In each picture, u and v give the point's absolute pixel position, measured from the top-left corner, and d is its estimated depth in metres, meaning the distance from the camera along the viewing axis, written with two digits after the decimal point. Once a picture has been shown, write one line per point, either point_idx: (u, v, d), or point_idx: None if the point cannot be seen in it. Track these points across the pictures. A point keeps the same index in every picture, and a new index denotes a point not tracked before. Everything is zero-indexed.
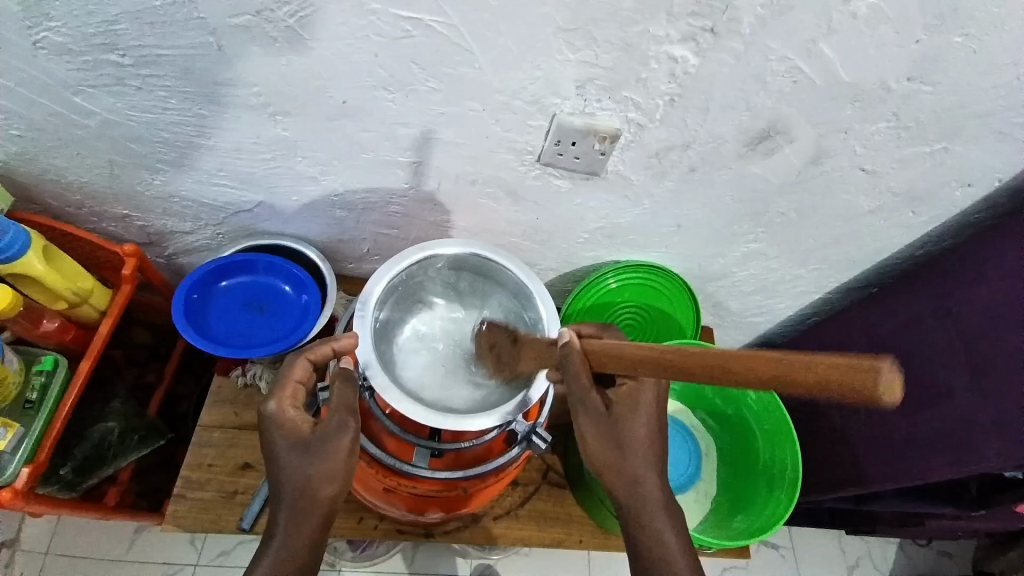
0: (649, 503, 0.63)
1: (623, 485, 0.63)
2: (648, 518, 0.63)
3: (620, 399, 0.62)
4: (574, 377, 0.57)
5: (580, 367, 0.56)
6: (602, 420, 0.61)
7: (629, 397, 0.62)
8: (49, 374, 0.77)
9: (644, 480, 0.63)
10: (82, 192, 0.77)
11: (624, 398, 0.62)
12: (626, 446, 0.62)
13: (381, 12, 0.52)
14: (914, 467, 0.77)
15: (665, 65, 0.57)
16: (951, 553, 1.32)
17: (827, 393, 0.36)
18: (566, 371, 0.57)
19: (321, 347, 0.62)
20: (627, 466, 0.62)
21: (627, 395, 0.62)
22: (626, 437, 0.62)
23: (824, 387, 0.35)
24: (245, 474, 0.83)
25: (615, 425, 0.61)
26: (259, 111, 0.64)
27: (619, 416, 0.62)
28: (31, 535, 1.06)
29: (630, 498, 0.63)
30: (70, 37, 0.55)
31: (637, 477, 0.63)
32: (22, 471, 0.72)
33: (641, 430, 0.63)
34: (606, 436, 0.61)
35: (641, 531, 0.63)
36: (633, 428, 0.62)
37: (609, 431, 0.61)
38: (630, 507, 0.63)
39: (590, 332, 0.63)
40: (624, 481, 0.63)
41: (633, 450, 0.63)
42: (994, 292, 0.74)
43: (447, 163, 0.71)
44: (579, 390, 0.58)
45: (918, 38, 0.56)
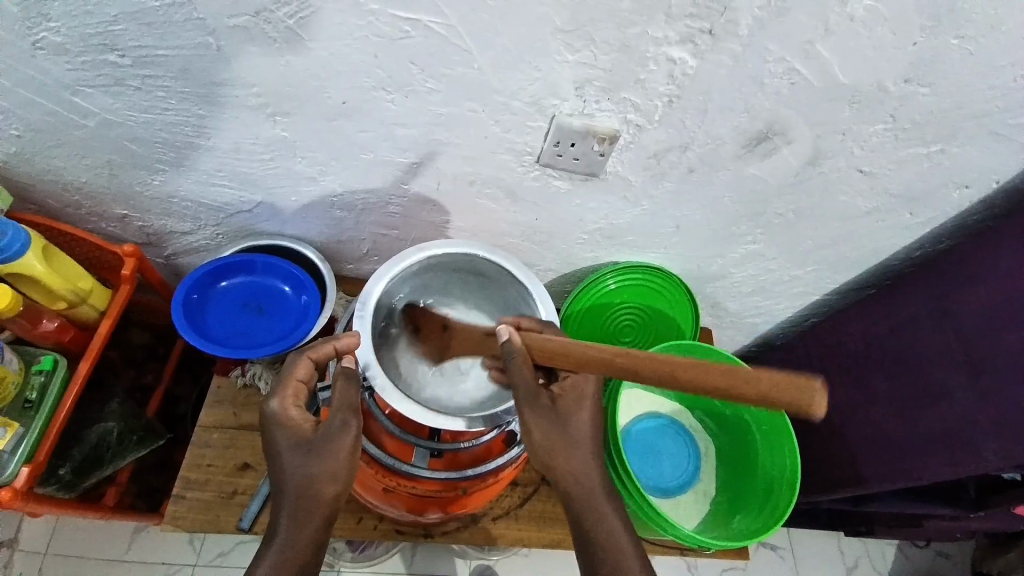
0: (597, 497, 0.63)
1: (573, 479, 0.63)
2: (599, 513, 0.62)
3: (564, 392, 0.63)
4: (519, 370, 0.58)
5: (526, 360, 0.58)
6: (550, 415, 0.61)
7: (572, 390, 0.64)
8: (49, 374, 0.77)
9: (591, 473, 0.63)
10: (81, 192, 0.77)
11: (568, 392, 0.64)
12: (574, 441, 0.62)
13: (380, 12, 0.53)
14: (913, 467, 0.77)
15: (664, 66, 0.58)
16: (949, 554, 1.33)
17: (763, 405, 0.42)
18: (511, 366, 0.58)
19: (322, 346, 0.62)
20: (576, 460, 0.62)
21: (572, 388, 0.64)
22: (573, 432, 0.63)
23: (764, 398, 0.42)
24: (245, 474, 0.83)
25: (562, 419, 0.62)
26: (258, 112, 0.64)
27: (565, 410, 0.62)
28: (30, 535, 1.07)
29: (579, 492, 0.63)
30: (69, 37, 0.55)
31: (585, 471, 0.63)
32: (21, 470, 0.72)
33: (586, 423, 0.63)
34: (555, 431, 0.61)
35: (592, 529, 0.62)
36: (580, 423, 0.63)
37: (558, 428, 0.62)
38: (579, 500, 0.63)
39: (529, 327, 0.64)
40: (572, 475, 0.63)
41: (580, 444, 0.63)
42: (991, 293, 0.74)
43: (446, 164, 0.71)
44: (525, 385, 0.58)
45: (915, 40, 0.56)
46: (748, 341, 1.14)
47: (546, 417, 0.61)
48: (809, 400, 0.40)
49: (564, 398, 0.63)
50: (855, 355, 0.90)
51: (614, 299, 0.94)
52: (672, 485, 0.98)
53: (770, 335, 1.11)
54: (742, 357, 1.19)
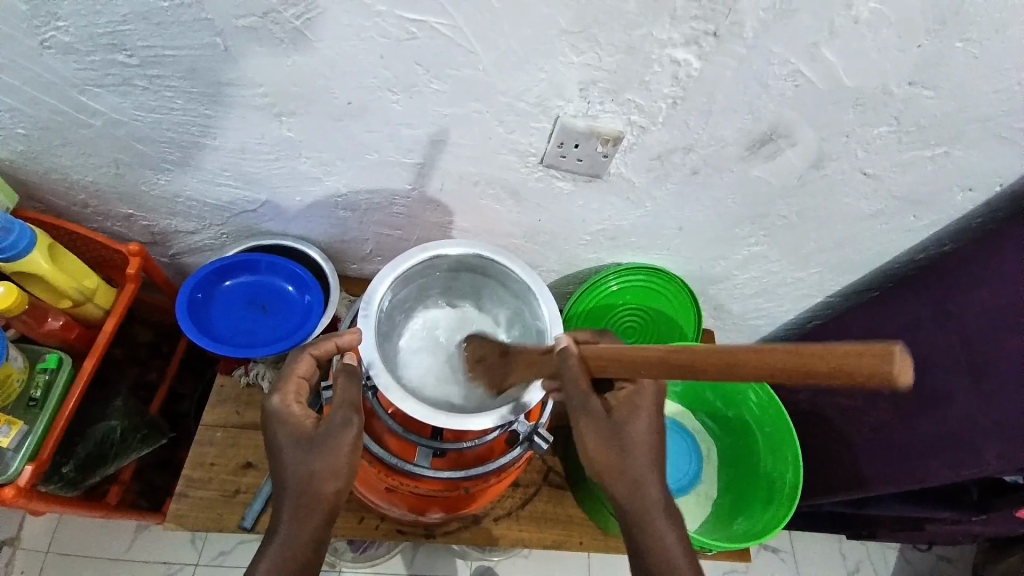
0: (652, 512, 0.61)
1: (626, 491, 0.61)
2: (654, 529, 0.61)
3: (619, 403, 0.61)
4: (572, 380, 0.57)
5: (580, 371, 0.57)
6: (604, 425, 0.60)
7: (628, 401, 0.61)
8: (54, 372, 0.77)
9: (647, 488, 0.62)
10: (87, 191, 0.78)
11: (624, 403, 0.61)
12: (628, 452, 0.61)
13: (387, 13, 0.53)
14: (922, 470, 0.76)
15: (669, 68, 0.58)
16: (952, 558, 1.32)
17: (847, 380, 0.36)
18: (565, 375, 0.58)
19: (324, 343, 0.63)
20: (630, 471, 0.61)
21: (627, 399, 0.61)
22: (628, 442, 0.61)
23: (840, 373, 0.35)
24: (247, 473, 0.83)
25: (615, 430, 0.60)
26: (264, 112, 0.64)
27: (619, 420, 0.61)
28: (32, 533, 1.07)
29: (634, 505, 0.61)
30: (77, 37, 0.56)
31: (639, 484, 0.61)
32: (25, 468, 0.72)
33: (643, 435, 0.61)
34: (607, 442, 0.60)
35: (645, 543, 0.61)
36: (637, 435, 0.61)
37: (611, 438, 0.60)
38: (633, 514, 0.61)
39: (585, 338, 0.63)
40: (627, 488, 0.61)
41: (635, 456, 0.61)
42: (994, 296, 0.74)
43: (451, 164, 0.71)
44: (578, 394, 0.58)
45: (919, 43, 0.56)
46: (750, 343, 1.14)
47: (599, 428, 0.60)
48: (891, 367, 0.34)
49: (620, 409, 0.61)
50: None
51: (617, 301, 0.94)
52: (675, 487, 0.97)
53: (773, 337, 1.11)
54: None
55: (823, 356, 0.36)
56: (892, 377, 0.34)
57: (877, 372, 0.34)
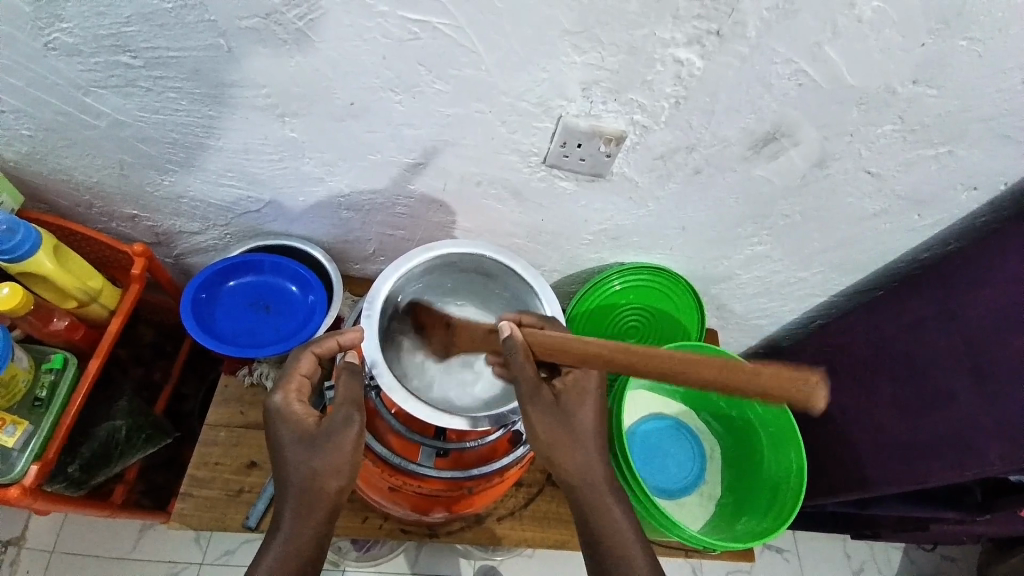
0: (602, 491, 0.63)
1: (577, 474, 0.63)
2: (604, 509, 0.63)
3: (566, 387, 0.63)
4: (519, 365, 0.59)
5: (526, 356, 0.59)
6: (553, 410, 0.61)
7: (575, 385, 0.63)
8: (59, 372, 0.77)
9: (597, 469, 0.63)
10: (92, 192, 0.78)
11: (571, 387, 0.63)
12: (577, 434, 0.62)
13: (389, 14, 0.53)
14: (922, 472, 0.76)
15: (671, 68, 0.58)
16: (956, 557, 1.32)
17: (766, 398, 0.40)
18: (513, 361, 0.59)
19: (327, 341, 0.63)
20: (578, 454, 0.62)
21: (574, 383, 0.63)
22: (576, 426, 0.62)
23: (765, 395, 0.40)
24: (251, 473, 0.83)
25: (564, 413, 0.62)
26: (267, 113, 0.64)
27: (567, 404, 0.62)
28: (38, 532, 1.07)
29: (583, 487, 0.63)
30: (81, 38, 0.56)
31: (590, 465, 0.63)
32: (30, 468, 0.72)
33: (590, 419, 0.63)
34: (558, 426, 0.61)
35: (597, 523, 0.62)
36: (584, 417, 0.63)
37: (561, 422, 0.61)
38: (585, 493, 0.63)
39: (531, 322, 0.65)
40: (577, 470, 0.63)
41: (583, 439, 0.63)
42: (998, 296, 0.74)
43: (453, 165, 0.71)
44: (526, 380, 0.59)
45: (923, 42, 0.56)
46: (753, 343, 1.14)
47: (548, 411, 0.61)
48: (810, 393, 0.38)
49: (568, 393, 0.63)
50: (862, 357, 0.90)
51: (620, 300, 0.95)
52: (676, 487, 0.98)
53: (775, 337, 1.11)
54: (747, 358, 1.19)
55: (753, 375, 0.40)
56: (808, 401, 0.39)
57: (797, 398, 0.39)
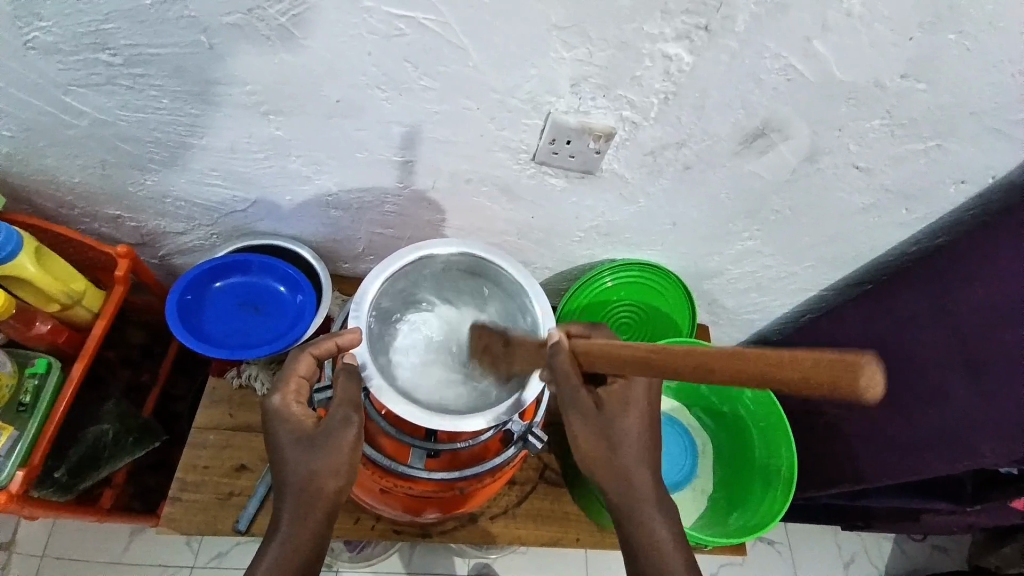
0: (641, 501, 0.62)
1: (617, 484, 0.62)
2: (643, 522, 0.61)
3: (611, 397, 0.62)
4: (563, 376, 0.57)
5: (569, 365, 0.57)
6: (594, 420, 0.60)
7: (619, 394, 0.62)
8: (43, 376, 0.76)
9: (638, 479, 0.62)
10: (74, 193, 0.76)
11: (615, 396, 0.62)
12: (618, 444, 0.62)
13: (374, 10, 0.52)
14: (919, 464, 0.76)
15: (660, 63, 0.57)
16: (947, 548, 1.33)
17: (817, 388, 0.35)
18: (556, 372, 0.58)
19: (325, 342, 0.61)
20: (617, 463, 0.62)
21: (618, 393, 0.62)
22: (618, 436, 0.61)
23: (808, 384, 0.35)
24: (241, 475, 0.83)
25: (606, 422, 0.61)
26: (252, 111, 0.63)
27: (611, 414, 0.61)
28: (26, 537, 1.06)
29: (622, 498, 0.62)
30: (60, 37, 0.55)
31: (629, 477, 0.62)
32: (16, 474, 0.71)
33: (633, 430, 0.62)
34: (599, 434, 0.61)
35: (634, 534, 0.61)
36: (625, 427, 0.62)
37: (601, 432, 0.61)
38: (623, 503, 0.62)
39: (579, 331, 0.63)
40: (617, 481, 0.62)
41: (625, 449, 0.62)
42: (989, 289, 0.74)
43: (443, 163, 0.71)
44: (571, 391, 0.58)
45: (912, 36, 0.55)
46: (745, 338, 1.14)
47: (590, 420, 0.60)
48: (863, 379, 0.33)
49: (612, 403, 0.61)
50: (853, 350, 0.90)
51: (612, 297, 0.94)
52: (669, 482, 0.97)
53: (767, 332, 1.11)
54: None
55: (790, 364, 0.36)
56: (860, 390, 0.33)
57: (847, 386, 0.34)
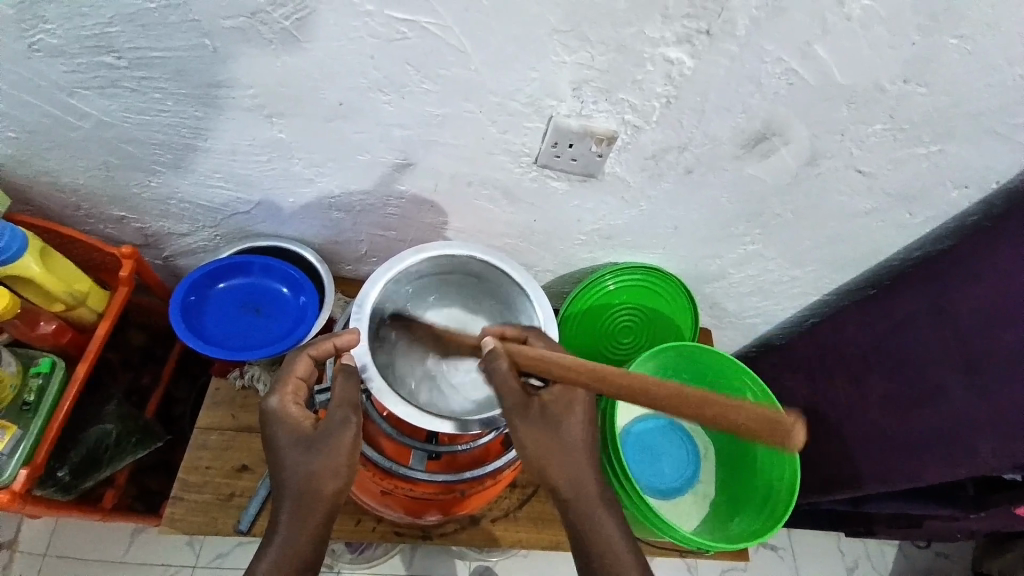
0: (593, 501, 0.61)
1: (566, 486, 0.61)
2: (599, 526, 0.60)
3: (554, 399, 0.62)
4: (504, 380, 0.60)
5: (509, 370, 0.60)
6: (538, 420, 0.61)
7: (563, 396, 0.63)
8: (47, 376, 0.77)
9: (589, 483, 0.62)
10: (78, 194, 0.77)
11: (558, 398, 0.63)
12: (566, 446, 0.61)
13: (376, 13, 0.52)
14: (917, 469, 0.76)
15: (661, 67, 0.57)
16: (949, 554, 1.32)
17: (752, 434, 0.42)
18: (495, 376, 0.60)
19: (322, 343, 0.62)
20: (565, 465, 0.61)
21: (561, 395, 0.63)
22: (564, 437, 0.62)
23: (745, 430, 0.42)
24: (243, 476, 0.83)
25: (552, 424, 0.61)
26: (254, 113, 0.64)
27: (555, 416, 0.62)
28: (30, 537, 1.06)
29: (576, 500, 0.61)
30: (64, 39, 0.55)
31: (579, 479, 0.61)
32: (19, 473, 0.72)
33: (579, 431, 0.62)
34: (544, 436, 0.61)
35: (591, 539, 0.60)
36: (572, 430, 0.62)
37: (548, 433, 0.61)
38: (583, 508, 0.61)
39: (514, 335, 0.65)
40: (567, 482, 0.61)
41: (573, 450, 0.62)
42: (991, 294, 0.73)
43: (444, 165, 0.71)
44: (507, 391, 0.60)
45: (913, 40, 0.55)
46: (747, 342, 1.13)
47: (534, 421, 0.61)
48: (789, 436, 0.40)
49: (556, 405, 0.62)
50: (855, 355, 0.90)
51: (613, 300, 0.94)
52: (671, 486, 0.97)
53: (770, 336, 1.10)
54: (741, 356, 1.19)
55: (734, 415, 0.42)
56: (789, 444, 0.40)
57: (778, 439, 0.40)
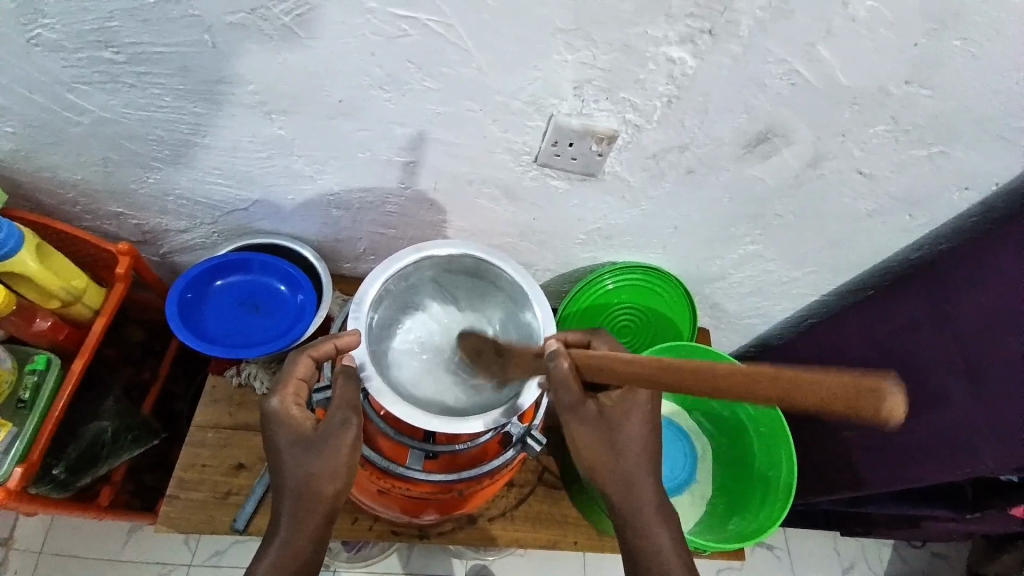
0: (643, 506, 0.62)
1: (621, 489, 0.62)
2: (643, 527, 0.61)
3: (613, 402, 0.62)
4: (564, 383, 0.58)
5: (569, 372, 0.57)
6: (596, 425, 0.61)
7: (622, 401, 0.62)
8: (42, 373, 0.76)
9: (641, 487, 0.62)
10: (76, 190, 0.76)
11: (618, 402, 0.62)
12: (622, 450, 0.62)
13: (378, 11, 0.52)
14: (913, 471, 0.77)
15: (664, 66, 0.57)
16: (945, 554, 1.33)
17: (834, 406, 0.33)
18: (554, 378, 0.58)
19: (323, 344, 0.61)
20: (621, 470, 0.62)
21: (621, 399, 0.62)
22: (621, 442, 0.61)
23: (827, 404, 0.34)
24: (240, 475, 0.82)
25: (608, 428, 0.61)
26: (254, 110, 0.63)
27: (614, 421, 0.61)
28: (25, 534, 1.06)
29: (625, 501, 0.62)
30: (63, 34, 0.55)
31: (631, 485, 0.62)
32: (15, 470, 0.71)
33: (636, 437, 0.62)
34: (601, 440, 0.61)
35: (637, 539, 0.61)
36: (631, 434, 0.62)
37: (606, 438, 0.61)
38: (624, 512, 0.62)
39: (576, 339, 0.64)
40: (620, 487, 0.62)
41: (627, 454, 0.62)
42: (991, 297, 0.73)
43: (444, 163, 0.70)
44: (567, 396, 0.58)
45: (916, 43, 0.55)
46: (746, 342, 1.13)
47: (590, 425, 0.61)
48: (885, 407, 0.32)
49: (615, 409, 0.61)
50: (855, 356, 0.90)
51: (612, 300, 0.94)
52: (669, 486, 0.97)
53: (768, 336, 1.11)
54: (740, 357, 1.19)
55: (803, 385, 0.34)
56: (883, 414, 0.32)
57: (868, 409, 0.32)
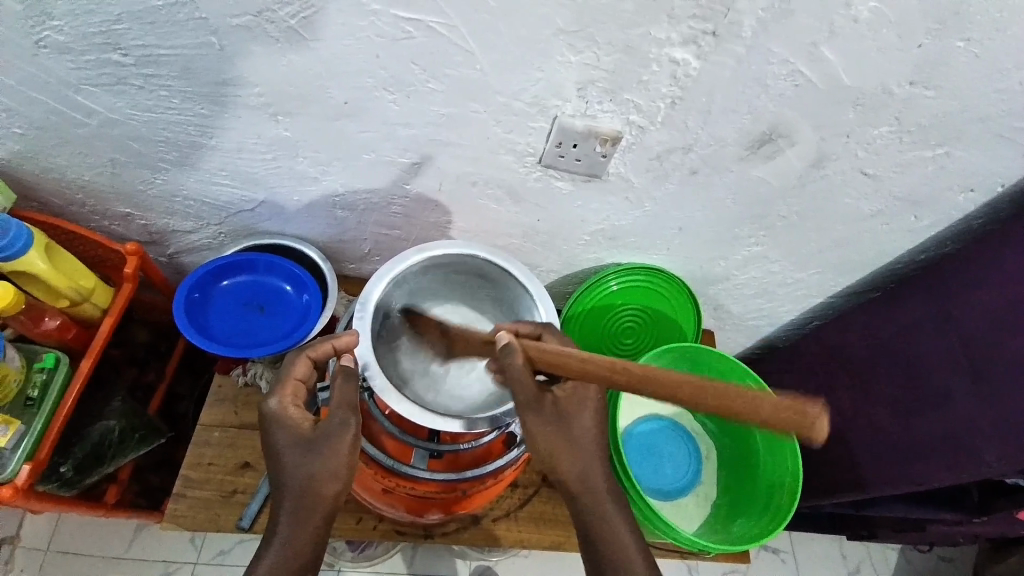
0: (603, 499, 0.61)
1: (577, 483, 0.61)
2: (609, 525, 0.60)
3: (566, 396, 0.62)
4: (518, 376, 0.57)
5: (523, 366, 0.57)
6: (552, 417, 0.60)
7: (575, 393, 0.62)
8: (51, 371, 0.77)
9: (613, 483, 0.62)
10: (84, 191, 0.77)
11: (570, 395, 0.62)
12: (577, 442, 0.61)
13: (382, 12, 0.52)
14: (919, 474, 0.76)
15: (667, 67, 0.57)
16: (952, 558, 1.32)
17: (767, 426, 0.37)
18: (509, 371, 0.57)
19: (321, 346, 0.62)
20: (577, 462, 0.61)
21: (574, 392, 0.62)
22: (576, 434, 0.61)
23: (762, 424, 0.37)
24: (245, 474, 0.83)
25: (564, 420, 0.61)
26: (259, 112, 0.64)
27: (568, 413, 0.61)
28: (32, 532, 1.07)
29: (583, 494, 0.61)
30: (71, 36, 0.55)
31: (590, 477, 0.62)
32: (22, 468, 0.72)
33: (589, 429, 0.62)
34: (557, 433, 0.61)
35: (602, 535, 0.60)
36: (583, 426, 0.62)
37: (562, 430, 0.61)
38: (590, 508, 0.61)
39: (527, 332, 0.63)
40: (578, 481, 0.61)
41: (582, 445, 0.62)
42: (997, 299, 0.73)
43: (448, 164, 0.71)
44: (522, 387, 0.57)
45: (920, 43, 0.55)
46: (750, 344, 1.13)
47: (547, 417, 0.60)
48: (811, 428, 0.35)
49: (570, 401, 0.62)
50: (858, 357, 0.89)
51: (616, 301, 0.94)
52: (673, 488, 0.97)
53: (773, 338, 1.10)
54: (744, 358, 1.19)
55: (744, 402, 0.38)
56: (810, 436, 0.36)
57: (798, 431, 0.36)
